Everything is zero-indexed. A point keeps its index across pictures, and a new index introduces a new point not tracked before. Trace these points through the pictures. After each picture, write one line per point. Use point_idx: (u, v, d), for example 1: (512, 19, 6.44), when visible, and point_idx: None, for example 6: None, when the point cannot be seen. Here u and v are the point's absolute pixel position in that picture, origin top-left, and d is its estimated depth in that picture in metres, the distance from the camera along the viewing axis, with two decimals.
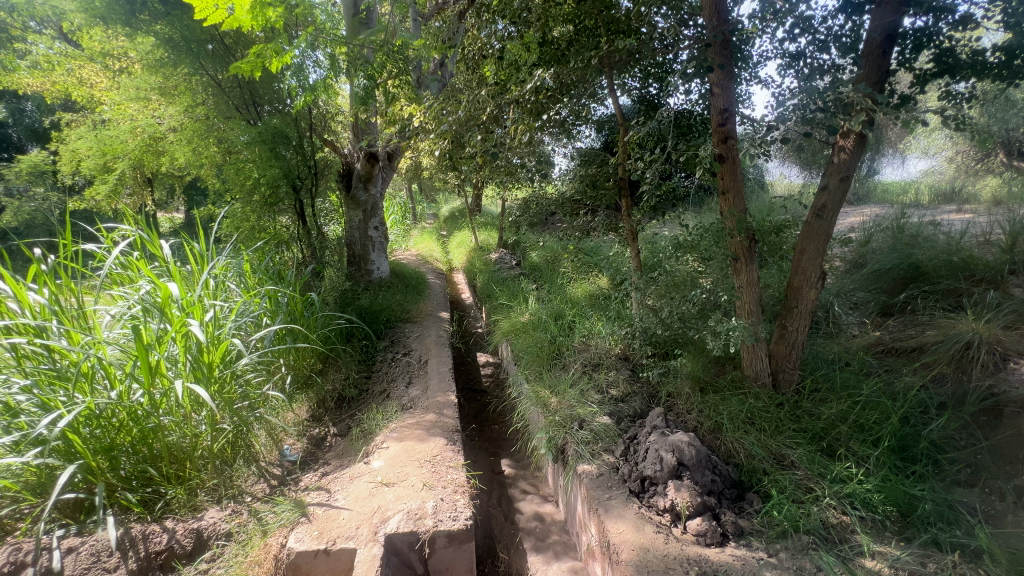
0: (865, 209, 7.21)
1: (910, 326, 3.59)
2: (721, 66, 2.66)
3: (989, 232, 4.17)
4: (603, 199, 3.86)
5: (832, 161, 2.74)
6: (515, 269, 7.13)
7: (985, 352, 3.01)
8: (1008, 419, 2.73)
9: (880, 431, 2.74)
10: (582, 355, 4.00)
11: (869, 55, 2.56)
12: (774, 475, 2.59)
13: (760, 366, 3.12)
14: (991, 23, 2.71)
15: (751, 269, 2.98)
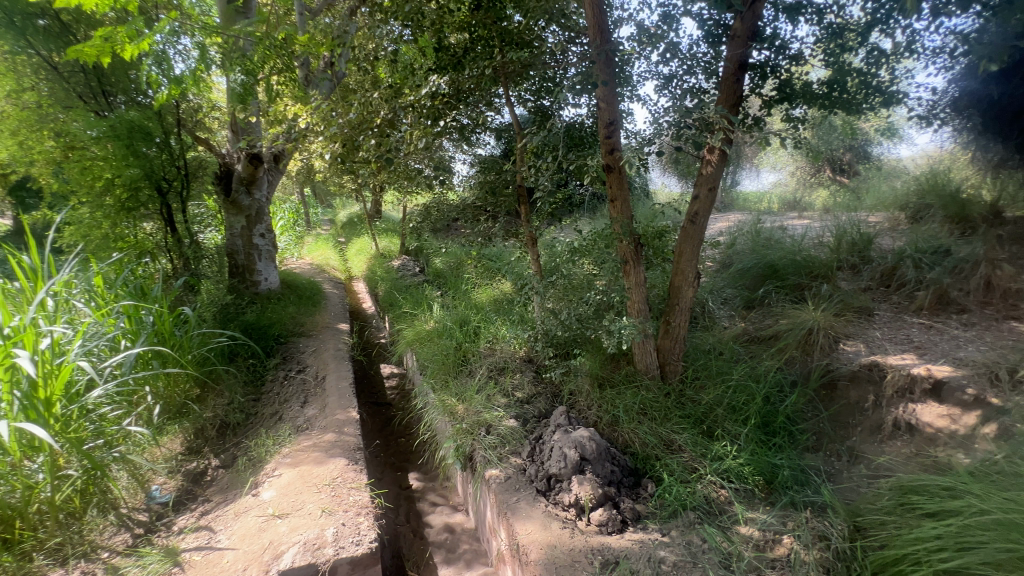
0: (731, 215, 8.27)
1: (768, 316, 4.13)
2: (605, 83, 2.84)
3: (822, 234, 4.99)
4: (502, 205, 4.00)
5: (701, 172, 3.06)
6: (419, 276, 6.98)
7: (823, 335, 3.58)
8: (840, 390, 3.28)
9: (748, 410, 3.12)
10: (488, 360, 4.02)
11: (727, 79, 2.90)
12: (664, 460, 2.82)
13: (649, 360, 3.38)
14: (815, 61, 3.28)
15: (639, 271, 3.21)
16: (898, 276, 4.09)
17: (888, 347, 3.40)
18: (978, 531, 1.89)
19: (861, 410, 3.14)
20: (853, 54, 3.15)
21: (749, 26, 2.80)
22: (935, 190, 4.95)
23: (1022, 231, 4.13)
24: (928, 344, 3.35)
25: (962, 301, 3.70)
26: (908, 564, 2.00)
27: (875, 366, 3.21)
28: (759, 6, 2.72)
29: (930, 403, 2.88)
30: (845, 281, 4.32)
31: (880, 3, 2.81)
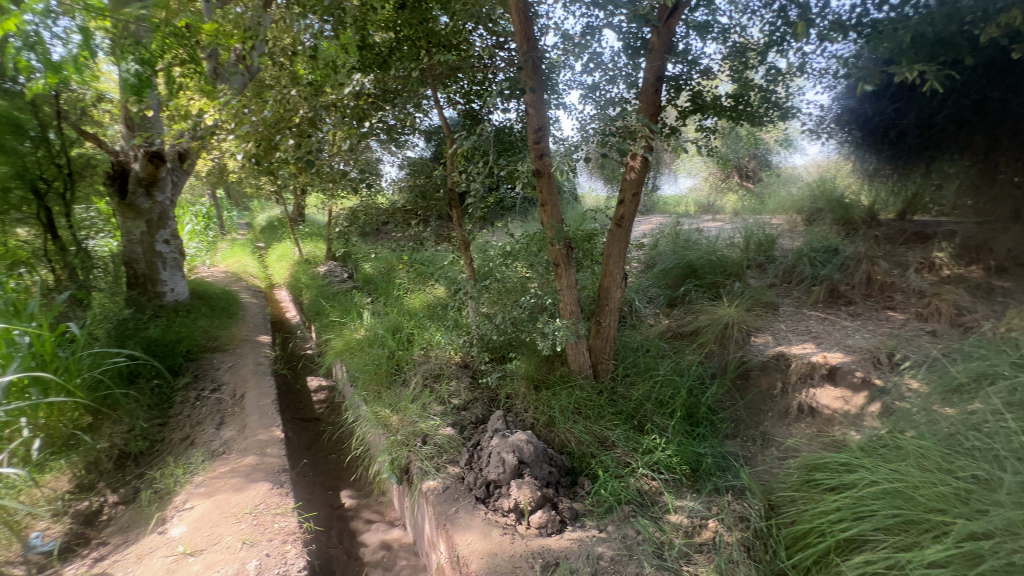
0: (653, 217, 8.83)
1: (688, 313, 4.39)
2: (532, 89, 2.88)
3: (733, 236, 5.41)
4: (433, 209, 3.92)
5: (626, 178, 3.19)
6: (347, 282, 6.68)
7: (737, 329, 3.87)
8: (753, 379, 3.57)
9: (674, 403, 3.30)
10: (422, 368, 3.92)
11: (647, 89, 3.05)
12: (599, 457, 2.91)
13: (582, 360, 3.47)
14: (723, 76, 3.55)
15: (569, 273, 3.32)
16: (797, 273, 4.53)
17: (791, 338, 3.75)
18: (871, 501, 2.11)
19: (771, 396, 3.44)
20: (754, 71, 3.45)
21: (665, 40, 2.95)
22: (824, 196, 5.55)
23: (893, 232, 4.74)
24: (823, 334, 3.73)
25: (849, 294, 4.16)
26: (814, 537, 2.20)
27: (781, 356, 3.52)
28: (673, 22, 2.89)
29: (827, 387, 3.21)
30: (754, 279, 4.71)
31: (775, 26, 3.09)
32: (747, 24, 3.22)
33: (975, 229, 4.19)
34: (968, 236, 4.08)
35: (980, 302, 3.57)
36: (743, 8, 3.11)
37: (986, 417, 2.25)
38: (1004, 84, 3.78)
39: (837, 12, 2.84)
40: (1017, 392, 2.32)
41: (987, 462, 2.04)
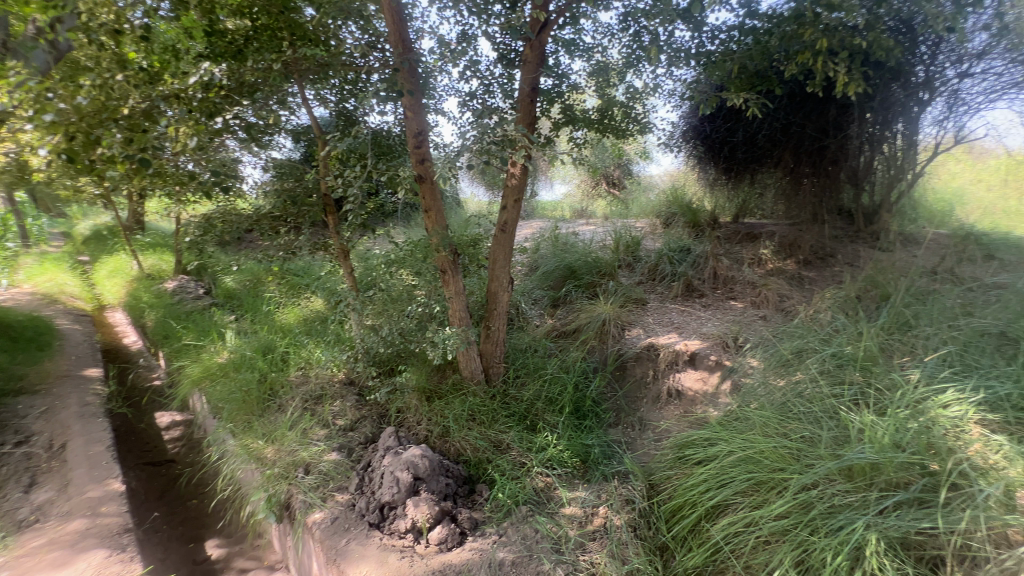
0: (534, 221, 9.32)
1: (570, 312, 4.63)
2: (410, 92, 2.79)
3: (605, 239, 5.87)
4: (305, 216, 3.60)
5: (507, 184, 3.25)
6: (203, 298, 5.85)
7: (613, 325, 4.19)
8: (629, 370, 3.89)
9: (562, 400, 3.47)
10: (301, 391, 3.58)
11: (523, 100, 3.17)
12: (495, 462, 2.93)
13: (474, 366, 3.47)
14: (589, 91, 3.85)
15: (457, 280, 3.26)
16: (660, 271, 5.06)
17: (658, 329, 4.17)
18: (730, 469, 2.42)
19: (645, 383, 3.77)
20: (615, 89, 3.80)
21: (537, 54, 3.08)
22: (677, 202, 6.29)
23: (730, 232, 5.54)
24: (683, 324, 4.21)
25: (701, 287, 4.76)
26: (688, 508, 2.45)
27: (651, 346, 3.88)
28: (544, 37, 3.02)
29: (689, 371, 3.62)
30: (625, 277, 5.14)
31: (631, 49, 3.42)
32: (608, 45, 3.51)
33: (789, 230, 5.08)
34: (785, 236, 4.93)
35: (796, 290, 4.33)
36: (604, 30, 3.39)
37: (806, 385, 2.73)
38: (801, 112, 4.68)
39: (680, 42, 3.26)
40: (825, 362, 2.86)
41: (810, 424, 2.47)
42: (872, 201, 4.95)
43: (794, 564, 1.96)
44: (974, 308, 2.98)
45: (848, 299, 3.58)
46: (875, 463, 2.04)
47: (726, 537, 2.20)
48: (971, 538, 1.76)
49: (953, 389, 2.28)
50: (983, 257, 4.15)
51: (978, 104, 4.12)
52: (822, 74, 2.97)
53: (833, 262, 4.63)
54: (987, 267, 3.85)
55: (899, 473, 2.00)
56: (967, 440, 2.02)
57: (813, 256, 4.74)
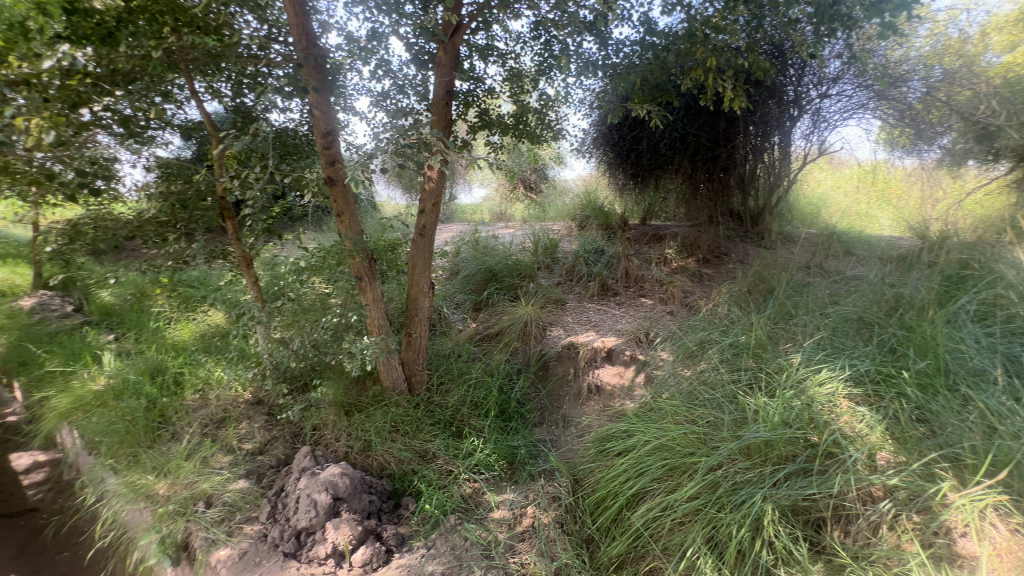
0: (454, 225, 9.26)
1: (493, 315, 4.65)
2: (316, 90, 2.64)
3: (524, 241, 5.98)
4: (199, 221, 3.25)
5: (425, 188, 3.18)
6: (72, 316, 5.06)
7: (535, 326, 4.27)
8: (552, 369, 3.98)
9: (488, 404, 3.47)
10: (199, 416, 3.23)
11: (437, 102, 3.12)
12: (420, 473, 2.87)
13: (396, 376, 3.36)
14: (504, 96, 3.91)
15: (375, 287, 3.14)
16: (577, 271, 5.25)
17: (577, 328, 4.31)
18: (647, 457, 2.56)
19: (567, 381, 3.88)
20: (529, 95, 3.89)
21: (451, 57, 3.05)
22: (590, 205, 6.58)
23: (639, 234, 5.90)
24: (600, 322, 4.41)
25: (615, 287, 5.01)
26: (611, 498, 2.55)
27: (571, 345, 4.00)
28: (457, 40, 3.00)
29: (607, 366, 3.78)
30: (544, 278, 5.27)
31: (543, 57, 3.53)
32: (520, 52, 3.58)
33: (689, 231, 5.53)
34: (686, 236, 5.35)
35: (698, 286, 4.71)
36: (516, 37, 3.45)
37: (709, 373, 2.98)
38: (696, 123, 5.10)
39: (588, 54, 3.41)
40: (724, 351, 3.14)
41: (714, 409, 2.69)
42: (756, 205, 5.54)
43: (704, 541, 2.12)
44: (839, 298, 3.43)
45: (740, 293, 3.97)
46: (768, 441, 2.27)
47: (645, 522, 2.33)
48: (844, 498, 2.02)
49: (826, 369, 2.60)
50: (844, 253, 4.82)
51: (836, 121, 4.78)
52: (712, 89, 3.27)
53: (727, 260, 5.11)
54: (848, 261, 4.47)
55: (787, 448, 2.24)
56: (838, 413, 2.32)
57: (710, 255, 5.20)
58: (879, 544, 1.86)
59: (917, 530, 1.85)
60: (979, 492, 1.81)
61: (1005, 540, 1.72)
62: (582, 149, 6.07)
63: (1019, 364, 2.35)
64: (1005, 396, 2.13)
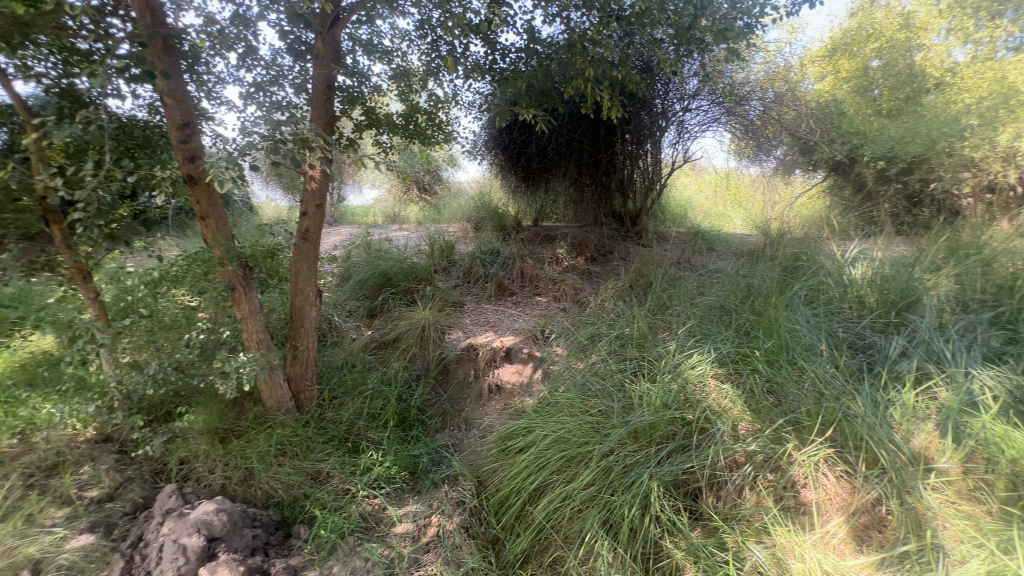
0: (344, 228, 8.81)
1: (388, 321, 4.47)
2: (165, 73, 2.29)
3: (419, 244, 5.87)
4: (10, 226, 2.61)
5: (307, 188, 2.91)
6: None
7: (433, 330, 4.18)
8: (452, 372, 3.93)
9: (386, 414, 3.33)
10: (20, 464, 2.64)
11: (317, 98, 2.89)
12: (314, 496, 2.68)
13: (280, 394, 3.08)
14: (393, 95, 3.80)
15: (252, 297, 2.82)
16: (473, 273, 5.26)
17: (476, 329, 4.31)
18: (546, 451, 2.63)
19: (468, 383, 3.85)
20: (419, 95, 3.83)
21: (330, 48, 2.84)
22: (485, 207, 6.67)
23: (533, 235, 6.09)
24: (498, 322, 4.45)
25: (511, 287, 5.09)
26: (514, 496, 2.58)
27: (471, 347, 3.99)
28: (336, 32, 2.81)
29: (506, 365, 3.81)
30: (442, 281, 5.20)
31: (430, 57, 3.48)
32: (407, 50, 3.50)
33: (578, 232, 5.84)
34: (575, 236, 5.65)
35: (587, 283, 4.99)
36: (402, 34, 3.36)
37: (599, 364, 3.17)
38: (579, 129, 5.41)
39: (476, 57, 3.45)
40: (612, 343, 3.36)
41: (605, 398, 2.87)
42: (635, 207, 6.03)
43: (601, 525, 2.26)
44: (705, 289, 3.87)
45: (624, 288, 4.28)
46: (652, 423, 2.48)
47: (547, 516, 2.40)
48: (716, 468, 2.28)
49: (697, 352, 2.90)
50: (707, 249, 5.45)
51: (695, 133, 5.38)
52: (592, 98, 3.48)
53: (612, 258, 5.49)
54: (710, 256, 5.06)
55: (668, 427, 2.47)
56: (708, 391, 2.61)
57: (597, 253, 5.55)
58: (744, 504, 2.14)
59: (772, 487, 2.15)
60: (813, 448, 2.16)
61: (833, 486, 2.08)
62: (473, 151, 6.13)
63: (838, 337, 2.83)
64: (829, 365, 2.56)
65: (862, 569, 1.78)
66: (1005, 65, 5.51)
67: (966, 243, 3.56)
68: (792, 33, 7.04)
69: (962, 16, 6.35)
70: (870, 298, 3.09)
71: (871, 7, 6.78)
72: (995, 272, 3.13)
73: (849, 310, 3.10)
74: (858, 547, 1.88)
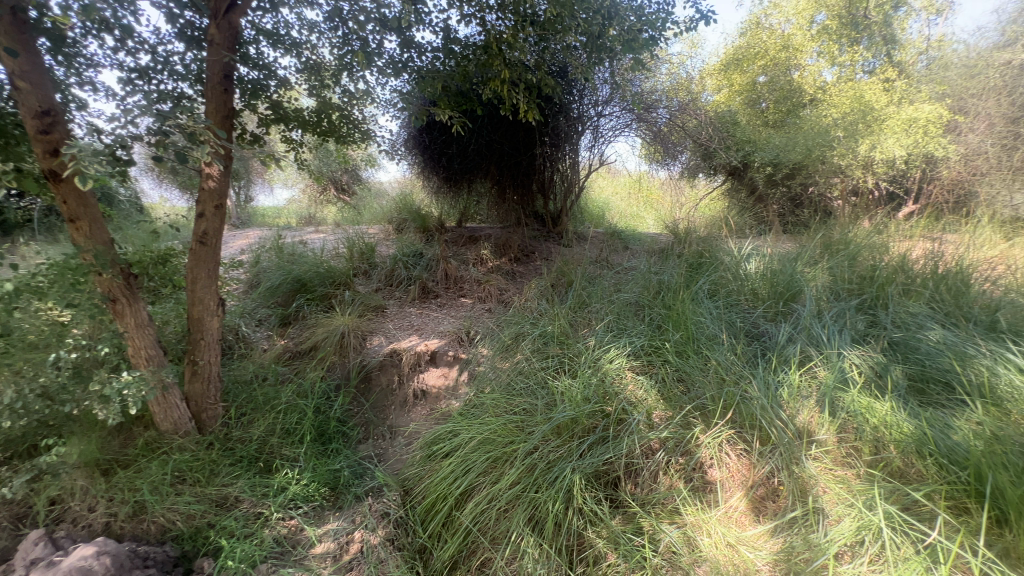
0: (252, 230, 8.19)
1: (304, 329, 4.20)
2: (16, 52, 1.97)
3: (337, 247, 5.60)
4: None
5: (203, 188, 2.63)
6: None
7: (353, 336, 3.98)
8: (374, 380, 3.77)
9: (302, 428, 3.11)
10: None
11: (213, 90, 2.61)
12: (219, 524, 2.45)
13: (177, 415, 2.77)
14: (303, 89, 3.59)
15: (138, 309, 2.52)
16: (396, 276, 5.11)
17: (399, 334, 4.17)
18: (471, 454, 2.61)
19: (392, 390, 3.71)
20: (332, 90, 3.64)
21: (227, 36, 2.56)
22: (407, 208, 6.52)
23: (457, 236, 6.03)
24: (422, 325, 4.35)
25: (435, 289, 5.00)
26: (441, 502, 2.53)
27: (394, 353, 3.85)
28: (233, 18, 2.54)
29: (431, 369, 3.73)
30: (362, 285, 4.99)
31: (342, 51, 3.30)
32: (317, 43, 3.30)
33: (502, 232, 5.89)
34: (499, 237, 5.68)
35: (511, 283, 5.03)
36: (310, 26, 3.16)
37: (523, 363, 3.21)
38: (499, 131, 5.45)
39: (390, 54, 3.34)
40: (536, 342, 3.42)
41: (529, 396, 2.91)
42: (556, 208, 6.18)
43: (526, 523, 2.28)
44: (621, 286, 4.06)
45: (546, 287, 4.38)
46: (574, 418, 2.56)
47: (474, 519, 2.38)
48: (633, 456, 2.40)
49: (614, 347, 3.04)
50: (624, 247, 5.73)
51: (609, 137, 5.63)
52: (510, 99, 3.52)
53: (534, 258, 5.59)
54: (626, 255, 5.33)
55: (589, 421, 2.55)
56: (626, 383, 2.74)
57: (521, 253, 5.62)
58: (659, 488, 2.27)
59: (682, 470, 2.31)
60: (717, 430, 2.35)
61: (734, 464, 2.28)
62: (393, 150, 5.97)
63: (737, 327, 3.10)
64: (730, 353, 2.80)
65: (760, 536, 1.97)
66: (862, 86, 6.40)
67: (837, 240, 4.06)
68: (693, 47, 7.65)
69: (829, 42, 7.28)
70: (763, 290, 3.43)
71: (758, 28, 7.55)
72: (859, 265, 3.61)
73: (745, 302, 3.41)
74: (755, 517, 2.08)
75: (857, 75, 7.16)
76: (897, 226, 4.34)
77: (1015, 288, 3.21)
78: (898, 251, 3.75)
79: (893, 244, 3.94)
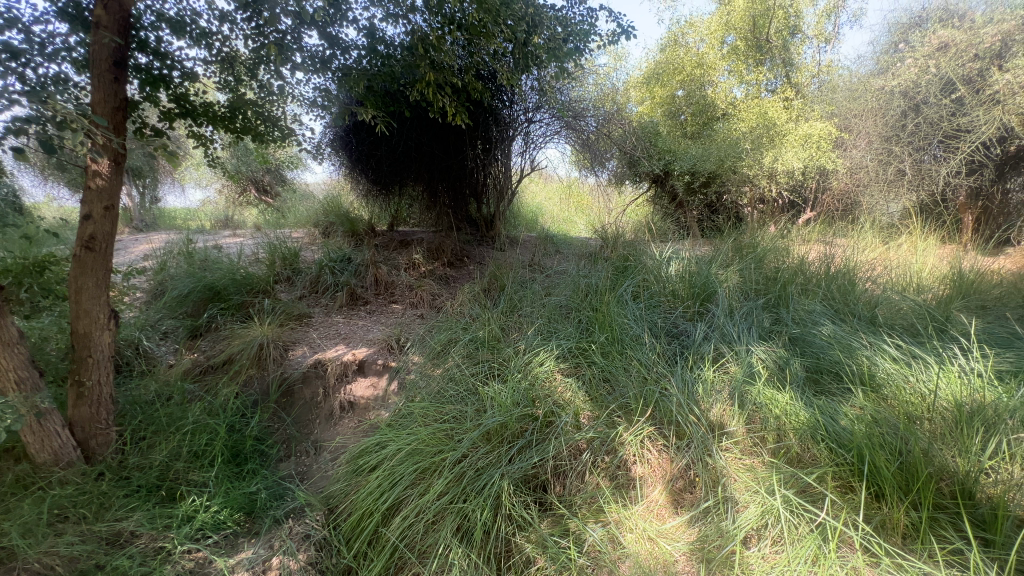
0: (159, 234, 7.48)
1: (217, 341, 3.87)
2: None
3: (255, 253, 5.23)
4: None
5: (87, 186, 2.33)
6: None
7: (273, 347, 3.73)
8: (297, 394, 3.55)
9: (213, 450, 2.87)
10: None
11: (99, 76, 2.31)
12: (109, 565, 2.13)
13: (58, 444, 2.45)
14: (213, 82, 3.32)
15: (5, 325, 2.18)
16: (322, 282, 4.85)
17: (324, 343, 3.96)
18: (399, 466, 2.52)
19: (316, 403, 3.52)
20: (247, 86, 3.40)
21: (118, 18, 2.30)
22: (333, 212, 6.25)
23: (388, 240, 5.86)
24: (350, 333, 4.16)
25: (365, 295, 4.79)
26: (366, 518, 2.41)
27: (318, 363, 3.65)
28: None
29: (359, 379, 3.56)
30: (284, 293, 4.70)
31: (258, 44, 3.10)
32: (229, 34, 3.08)
33: (434, 237, 5.79)
34: (431, 243, 5.59)
35: (444, 288, 4.96)
36: (220, 16, 2.94)
37: (454, 370, 3.17)
38: (430, 134, 5.37)
39: (312, 51, 3.17)
40: (466, 347, 3.39)
41: (459, 403, 2.88)
42: (489, 212, 6.18)
43: (454, 534, 2.24)
44: (552, 290, 4.13)
45: (479, 291, 4.36)
46: (503, 423, 2.57)
47: (401, 535, 2.29)
48: (560, 458, 2.44)
49: (544, 351, 3.08)
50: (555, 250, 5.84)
51: (540, 143, 5.72)
52: (437, 103, 3.46)
53: (467, 263, 5.56)
54: (557, 258, 5.44)
55: (518, 425, 2.57)
56: (556, 386, 2.78)
57: (454, 258, 5.56)
58: (586, 488, 2.32)
59: (608, 468, 2.38)
60: (639, 427, 2.45)
61: (655, 459, 2.39)
62: (316, 150, 5.69)
63: (658, 327, 3.25)
64: (652, 352, 2.93)
65: (678, 528, 2.09)
66: (766, 104, 7.02)
67: (747, 243, 4.39)
68: (617, 60, 8.01)
69: (737, 62, 7.92)
70: (681, 291, 3.63)
71: (675, 46, 8.06)
72: (765, 267, 3.95)
73: (666, 302, 3.60)
74: (674, 509, 2.20)
75: (761, 93, 7.85)
76: (796, 231, 4.79)
77: (890, 286, 3.64)
78: (797, 255, 4.13)
79: (793, 248, 4.34)
